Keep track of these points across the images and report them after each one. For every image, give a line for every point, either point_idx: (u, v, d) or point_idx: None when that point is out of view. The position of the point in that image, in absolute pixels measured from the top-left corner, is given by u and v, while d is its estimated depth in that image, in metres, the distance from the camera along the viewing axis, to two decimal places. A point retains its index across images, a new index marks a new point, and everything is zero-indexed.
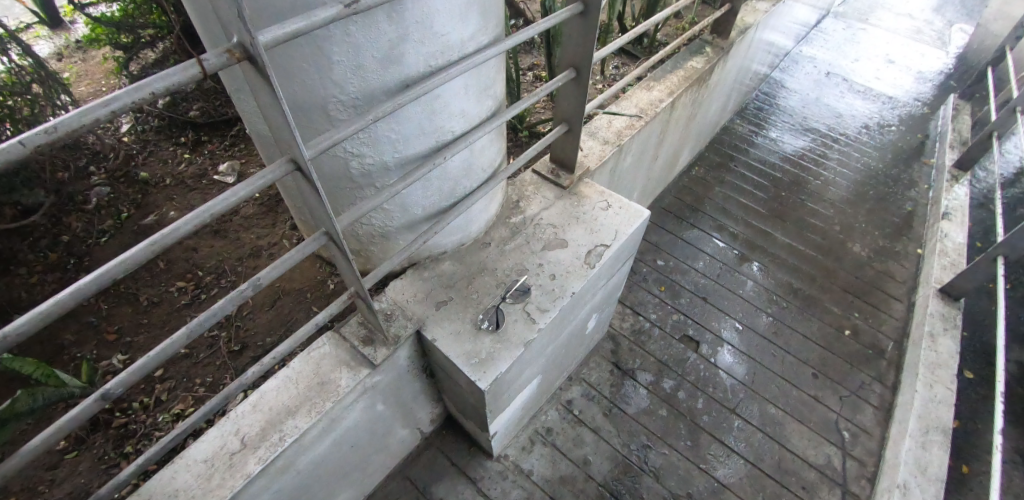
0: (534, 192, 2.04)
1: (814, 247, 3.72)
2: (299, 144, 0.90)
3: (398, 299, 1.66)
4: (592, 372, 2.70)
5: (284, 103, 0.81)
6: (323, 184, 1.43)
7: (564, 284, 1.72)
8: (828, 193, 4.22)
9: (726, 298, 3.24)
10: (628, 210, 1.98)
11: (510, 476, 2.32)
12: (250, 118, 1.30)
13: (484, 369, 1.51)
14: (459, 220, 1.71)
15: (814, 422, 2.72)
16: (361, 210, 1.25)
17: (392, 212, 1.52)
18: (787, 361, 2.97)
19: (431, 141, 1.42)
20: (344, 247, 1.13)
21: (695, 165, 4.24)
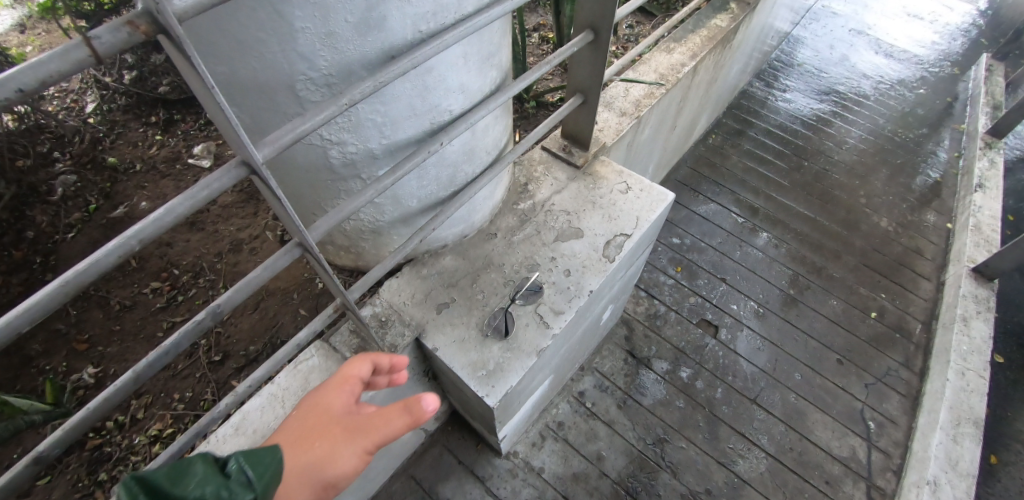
0: (543, 173, 1.83)
1: (838, 221, 3.50)
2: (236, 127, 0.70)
3: (394, 301, 1.48)
4: (605, 361, 2.54)
5: (211, 77, 0.61)
6: (301, 175, 1.24)
7: (579, 281, 1.54)
8: (854, 161, 3.95)
9: (746, 277, 3.05)
10: (649, 194, 1.77)
11: (519, 474, 2.19)
12: None
13: (492, 383, 1.35)
14: (461, 211, 1.50)
15: (838, 411, 2.58)
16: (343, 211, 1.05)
17: (383, 206, 1.32)
18: (810, 345, 2.81)
19: (426, 124, 1.20)
20: (320, 259, 0.95)
21: (712, 133, 3.97)
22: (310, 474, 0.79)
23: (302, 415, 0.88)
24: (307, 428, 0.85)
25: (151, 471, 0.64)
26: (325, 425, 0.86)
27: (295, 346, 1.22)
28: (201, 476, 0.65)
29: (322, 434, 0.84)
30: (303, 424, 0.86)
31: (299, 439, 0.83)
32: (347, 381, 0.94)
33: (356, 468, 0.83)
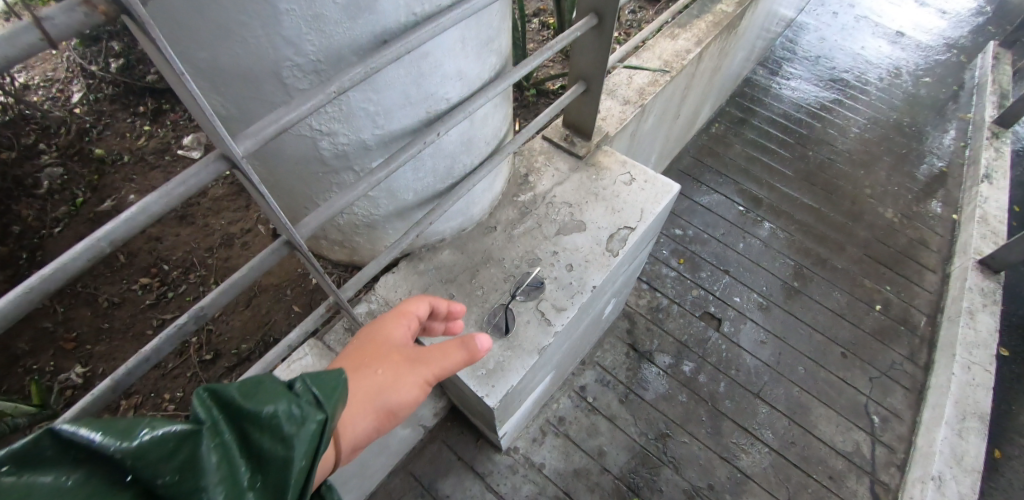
0: (544, 164, 1.77)
1: (843, 212, 3.45)
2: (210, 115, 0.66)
3: (390, 298, 1.44)
4: (607, 355, 2.50)
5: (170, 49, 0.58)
6: (291, 167, 1.19)
7: (582, 277, 1.48)
8: (860, 151, 3.88)
9: (750, 270, 3.00)
10: (654, 185, 1.71)
11: (520, 470, 2.16)
12: None
13: (493, 383, 1.30)
14: (459, 204, 1.44)
15: (842, 405, 2.55)
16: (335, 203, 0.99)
17: (377, 199, 1.27)
18: (814, 338, 2.77)
19: (422, 113, 1.14)
20: (309, 257, 0.90)
21: (715, 122, 3.89)
22: (383, 389, 0.96)
23: (365, 343, 1.04)
24: (371, 354, 1.01)
25: (225, 384, 0.64)
26: (386, 354, 1.01)
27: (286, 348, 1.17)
28: (279, 394, 0.67)
29: (386, 360, 1.00)
30: (367, 351, 1.02)
31: (365, 362, 0.99)
32: (402, 319, 1.10)
33: (414, 391, 1.00)
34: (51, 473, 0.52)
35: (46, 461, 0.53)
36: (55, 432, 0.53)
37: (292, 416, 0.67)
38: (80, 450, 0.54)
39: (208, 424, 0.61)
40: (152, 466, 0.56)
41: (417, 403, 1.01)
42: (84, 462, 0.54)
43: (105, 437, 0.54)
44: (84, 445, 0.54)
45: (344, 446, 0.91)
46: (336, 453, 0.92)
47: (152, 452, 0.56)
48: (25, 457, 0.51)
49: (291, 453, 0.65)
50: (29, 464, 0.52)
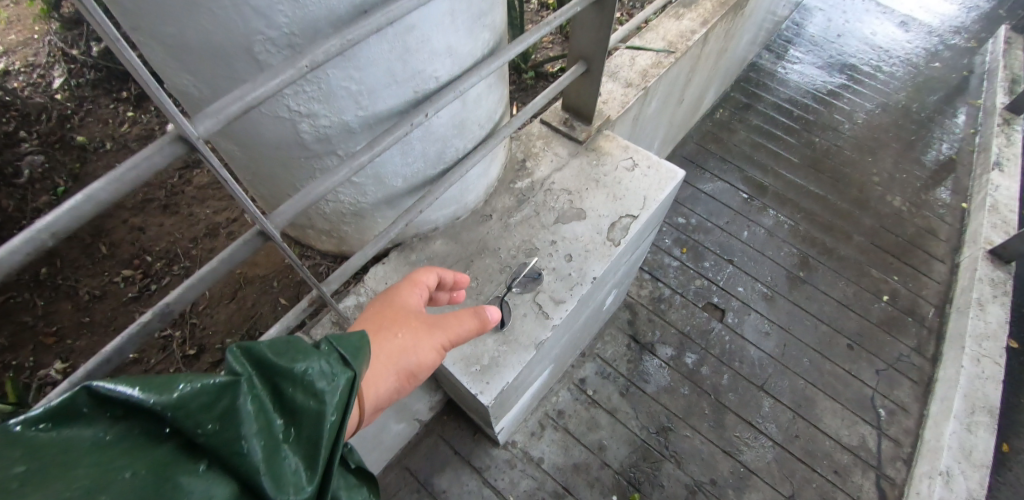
0: (543, 148, 1.69)
1: (850, 201, 3.36)
2: (154, 85, 0.60)
3: (380, 290, 1.38)
4: (607, 346, 2.43)
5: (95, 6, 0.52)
6: (273, 151, 1.13)
7: (582, 267, 1.41)
8: (868, 138, 3.78)
9: (754, 259, 2.92)
10: (657, 171, 1.64)
11: (518, 465, 2.11)
12: (166, 73, 0.97)
13: (487, 379, 1.24)
14: (452, 190, 1.37)
15: (848, 398, 2.50)
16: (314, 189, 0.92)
17: (363, 185, 1.19)
18: (819, 329, 2.71)
19: (408, 93, 1.06)
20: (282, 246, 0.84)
21: (720, 107, 3.79)
22: (404, 354, 1.01)
23: (383, 309, 1.07)
24: (391, 321, 1.05)
25: (255, 344, 0.71)
26: (405, 321, 1.05)
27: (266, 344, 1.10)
28: (302, 356, 0.74)
29: (405, 326, 1.05)
30: (386, 317, 1.05)
31: (385, 328, 1.03)
32: (416, 288, 1.13)
33: (430, 356, 1.06)
34: (106, 427, 0.61)
35: (99, 420, 0.61)
36: (102, 390, 0.60)
37: (314, 374, 0.73)
38: (127, 406, 0.61)
39: (242, 377, 0.67)
40: (191, 413, 0.61)
41: (433, 366, 1.07)
42: (132, 416, 0.62)
43: (146, 390, 0.61)
44: (127, 399, 0.61)
45: (371, 406, 0.96)
46: (361, 411, 0.96)
47: (191, 400, 0.61)
48: (80, 416, 0.60)
49: (316, 406, 0.72)
50: (87, 423, 0.60)
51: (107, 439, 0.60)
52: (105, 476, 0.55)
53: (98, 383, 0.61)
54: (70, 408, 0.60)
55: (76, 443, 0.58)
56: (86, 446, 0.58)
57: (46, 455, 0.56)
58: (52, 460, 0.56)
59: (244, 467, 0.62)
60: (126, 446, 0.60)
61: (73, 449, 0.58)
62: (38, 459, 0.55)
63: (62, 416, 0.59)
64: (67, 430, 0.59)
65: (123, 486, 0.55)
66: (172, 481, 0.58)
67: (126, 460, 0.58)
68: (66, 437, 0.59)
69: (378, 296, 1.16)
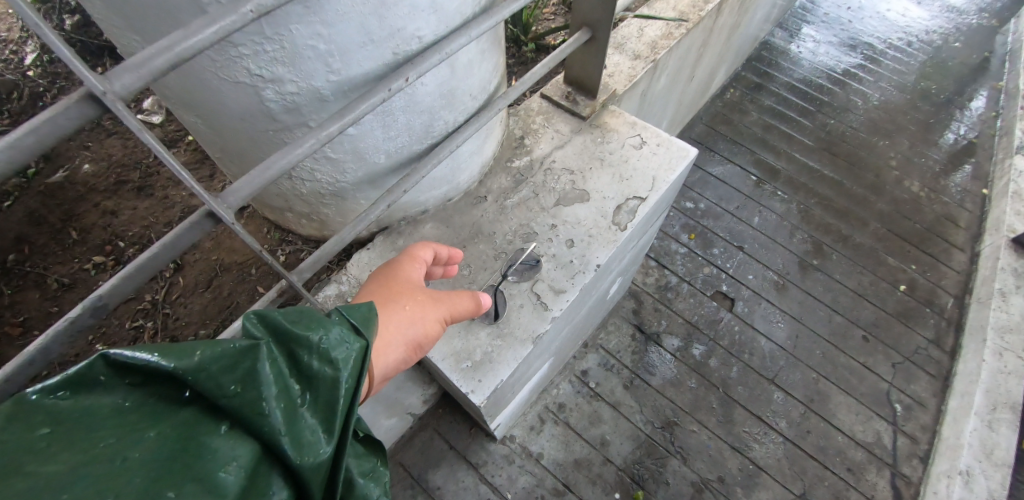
0: (543, 125, 1.56)
1: (866, 186, 3.22)
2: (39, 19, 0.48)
3: (363, 278, 1.26)
4: (611, 337, 2.32)
5: None
6: (238, 123, 1.01)
7: (585, 254, 1.29)
8: (885, 120, 3.61)
9: (765, 246, 2.79)
10: (668, 149, 1.51)
11: (516, 460, 2.01)
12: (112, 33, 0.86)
13: (479, 377, 1.13)
14: (442, 169, 1.24)
15: (863, 393, 2.38)
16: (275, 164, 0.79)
17: (340, 161, 1.07)
18: (833, 320, 2.58)
19: (386, 55, 0.93)
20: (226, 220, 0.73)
21: (731, 87, 3.63)
22: (413, 329, 0.95)
23: (384, 281, 1.00)
24: (393, 292, 0.98)
25: (271, 312, 0.69)
26: (408, 292, 0.99)
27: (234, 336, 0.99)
28: (320, 323, 0.71)
29: (409, 296, 0.98)
30: (387, 288, 0.99)
31: (388, 299, 0.96)
32: (418, 261, 1.06)
33: (434, 329, 1.01)
34: (125, 392, 0.60)
35: (116, 386, 0.60)
36: (118, 358, 0.59)
37: (333, 341, 0.70)
38: (145, 373, 0.60)
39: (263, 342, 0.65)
40: (210, 377, 0.60)
41: (436, 339, 1.03)
42: (151, 382, 0.61)
43: (165, 356, 0.60)
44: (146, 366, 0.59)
45: (378, 381, 0.90)
46: (368, 385, 0.91)
47: (212, 364, 0.60)
48: (96, 382, 0.59)
49: (335, 373, 0.69)
50: (105, 389, 0.59)
51: (128, 404, 0.59)
52: (129, 439, 0.56)
53: (114, 350, 0.59)
54: (86, 376, 0.59)
55: (95, 409, 0.58)
56: (108, 411, 0.58)
57: (67, 421, 0.56)
58: (75, 424, 0.56)
59: (265, 430, 0.61)
60: (147, 410, 0.59)
61: (94, 415, 0.57)
62: (61, 425, 0.55)
63: (79, 383, 0.58)
64: (85, 397, 0.58)
65: (146, 449, 0.55)
66: (195, 442, 0.58)
67: (147, 425, 0.57)
68: (85, 403, 0.58)
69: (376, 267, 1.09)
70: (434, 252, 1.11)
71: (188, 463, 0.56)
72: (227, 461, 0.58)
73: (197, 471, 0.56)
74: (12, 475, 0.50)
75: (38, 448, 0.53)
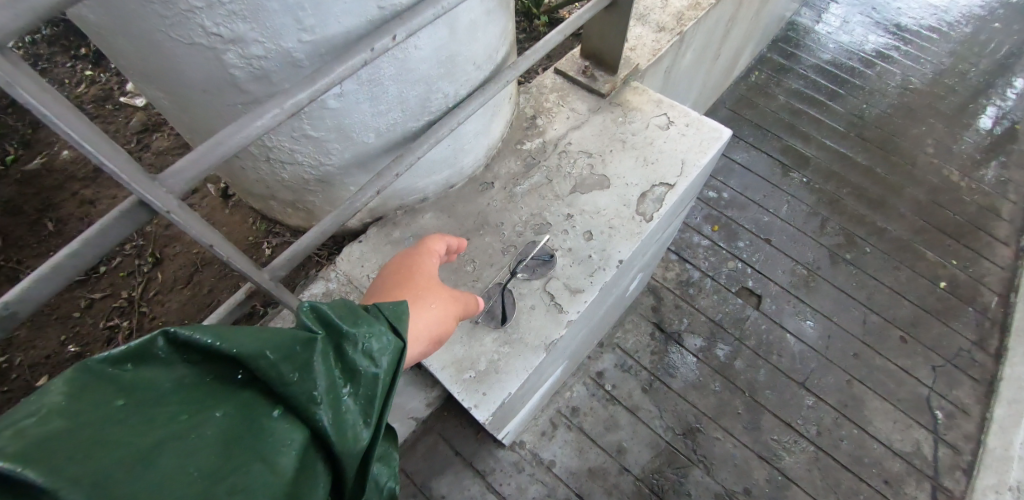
0: (557, 103, 1.39)
1: (902, 175, 3.00)
2: None
3: (354, 275, 1.12)
4: (629, 336, 2.16)
5: None
6: (202, 97, 0.87)
7: (605, 247, 1.13)
8: (922, 105, 3.37)
9: (794, 239, 2.60)
10: (698, 130, 1.34)
11: (526, 468, 1.86)
12: None
13: (483, 390, 0.98)
14: (441, 150, 1.09)
15: (901, 399, 2.20)
16: (225, 141, 0.63)
17: (323, 139, 0.93)
18: (868, 320, 2.40)
19: (370, 9, 0.77)
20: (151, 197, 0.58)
21: (756, 69, 3.42)
22: (435, 332, 0.87)
23: (397, 276, 0.92)
24: (408, 285, 0.90)
25: (322, 305, 0.65)
26: (424, 284, 0.91)
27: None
28: (364, 319, 0.68)
29: (429, 293, 0.89)
30: (401, 282, 0.91)
31: (403, 293, 0.88)
32: (433, 255, 0.98)
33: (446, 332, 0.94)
34: (184, 368, 0.55)
35: (174, 361, 0.55)
36: (180, 336, 0.54)
37: (377, 338, 0.67)
38: (205, 352, 0.56)
39: (319, 334, 0.62)
40: (273, 363, 0.56)
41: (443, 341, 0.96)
42: (210, 361, 0.56)
43: (229, 337, 0.56)
44: (209, 347, 0.55)
45: None
46: None
47: (274, 352, 0.56)
48: (150, 355, 0.53)
49: (377, 370, 0.66)
50: (164, 364, 0.54)
51: (187, 382, 0.54)
52: (197, 419, 0.51)
53: (177, 326, 0.55)
54: (144, 348, 0.53)
55: (157, 383, 0.52)
56: (169, 388, 0.53)
57: (134, 393, 0.50)
58: (140, 398, 0.50)
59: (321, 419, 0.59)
60: (210, 390, 0.54)
61: (157, 390, 0.52)
62: (127, 398, 0.50)
63: (136, 355, 0.53)
64: (144, 369, 0.53)
65: (216, 431, 0.51)
66: (259, 426, 0.54)
67: (211, 405, 0.53)
68: (145, 376, 0.52)
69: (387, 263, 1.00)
70: (449, 244, 1.03)
71: (255, 448, 0.52)
72: (283, 447, 0.54)
73: (265, 458, 0.52)
74: (93, 450, 0.44)
75: (112, 420, 0.47)
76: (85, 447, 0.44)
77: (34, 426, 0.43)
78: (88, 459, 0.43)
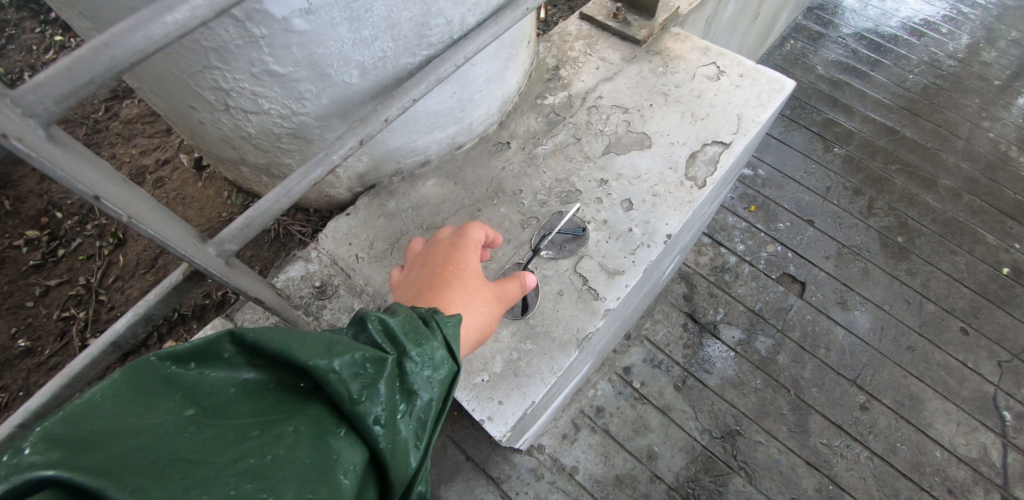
0: (584, 52, 1.17)
1: (955, 150, 2.72)
2: None
3: (340, 255, 0.92)
4: (658, 327, 1.94)
5: None
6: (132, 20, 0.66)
7: (649, 219, 0.92)
8: (974, 75, 3.06)
9: (839, 220, 2.35)
10: (754, 81, 1.10)
11: (546, 476, 1.61)
12: None
13: (500, 398, 0.78)
14: (442, 98, 0.88)
15: (964, 398, 1.96)
16: (113, 41, 0.42)
17: (294, 76, 0.73)
18: (925, 309, 2.15)
19: None
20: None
21: (789, 39, 3.16)
22: None
23: (434, 268, 0.73)
24: (448, 281, 0.70)
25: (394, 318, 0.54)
26: (468, 281, 0.71)
27: (115, 347, 0.61)
28: (428, 336, 0.55)
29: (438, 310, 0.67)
30: (433, 279, 0.71)
31: (441, 292, 0.69)
32: (468, 247, 0.75)
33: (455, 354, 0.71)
34: (250, 373, 0.48)
35: (238, 364, 0.48)
36: (247, 337, 0.47)
37: (441, 362, 0.55)
38: (270, 358, 0.48)
39: (388, 353, 0.51)
40: (342, 380, 0.46)
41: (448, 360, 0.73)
42: (275, 366, 0.48)
43: (295, 343, 0.47)
44: (274, 354, 0.47)
45: None
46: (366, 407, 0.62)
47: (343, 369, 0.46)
48: (215, 356, 0.47)
49: (435, 400, 0.54)
50: (228, 367, 0.48)
51: (254, 389, 0.48)
52: (266, 434, 0.43)
53: (244, 327, 0.48)
54: (208, 347, 0.47)
55: (219, 388, 0.46)
56: (235, 396, 0.46)
57: (200, 402, 0.44)
58: (207, 403, 0.44)
59: (385, 447, 0.47)
60: (276, 399, 0.47)
61: (223, 398, 0.45)
62: (194, 407, 0.43)
63: (203, 355, 0.47)
64: (210, 372, 0.46)
65: (285, 449, 0.42)
66: (324, 450, 0.43)
67: (279, 417, 0.45)
68: (211, 381, 0.46)
69: (416, 248, 0.80)
70: (493, 236, 0.82)
71: (322, 470, 0.42)
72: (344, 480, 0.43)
73: (333, 482, 0.42)
74: (164, 466, 0.37)
75: (180, 432, 0.41)
76: (154, 463, 0.37)
77: (106, 435, 0.38)
78: (158, 478, 0.36)
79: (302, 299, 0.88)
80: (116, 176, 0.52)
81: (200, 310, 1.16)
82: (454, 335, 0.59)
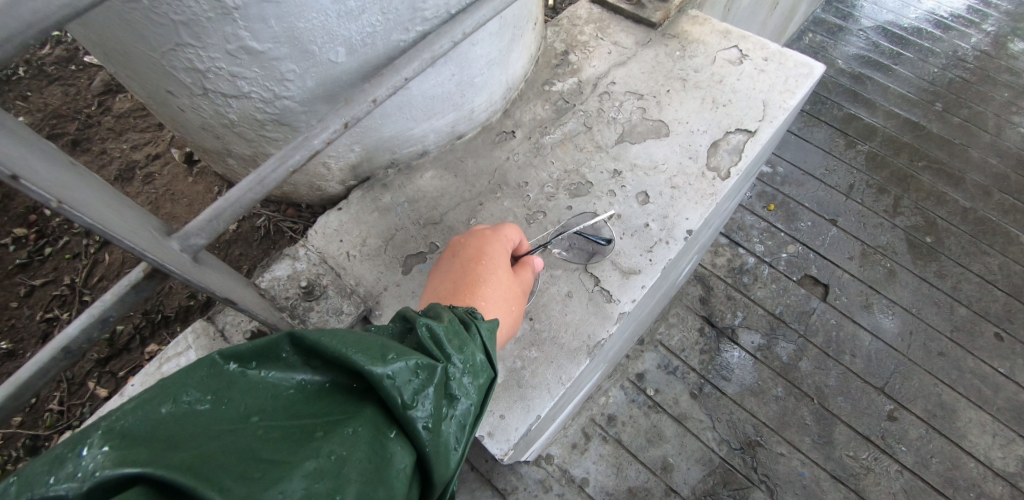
0: (596, 36, 1.08)
1: (984, 146, 2.58)
2: None
3: (330, 252, 0.85)
4: (674, 331, 1.84)
5: None
6: None
7: (667, 213, 0.84)
8: (1001, 68, 2.93)
9: (863, 219, 2.24)
10: (780, 65, 1.01)
11: (554, 488, 1.52)
12: None
13: (502, 412, 0.70)
14: (437, 82, 0.81)
15: (1001, 407, 1.84)
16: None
17: (273, 53, 0.66)
18: (956, 313, 2.03)
19: None
20: None
21: (807, 33, 3.06)
22: None
23: (465, 265, 0.68)
24: (480, 279, 0.66)
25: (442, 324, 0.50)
26: (500, 285, 0.67)
27: (68, 352, 0.53)
28: (469, 340, 0.52)
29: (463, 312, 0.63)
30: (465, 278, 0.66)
31: (474, 291, 0.64)
32: (502, 249, 0.70)
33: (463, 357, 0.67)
34: (308, 374, 0.44)
35: (297, 366, 0.44)
36: (304, 338, 0.43)
37: (480, 368, 0.52)
38: (327, 361, 0.43)
39: (439, 360, 0.47)
40: (398, 384, 0.42)
41: None
42: (331, 369, 0.44)
43: (350, 346, 0.42)
44: (331, 355, 0.43)
45: None
46: None
47: (399, 374, 0.42)
48: (274, 357, 0.43)
49: (476, 406, 0.50)
50: (286, 368, 0.44)
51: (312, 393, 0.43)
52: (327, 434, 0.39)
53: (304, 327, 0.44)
54: (268, 348, 0.43)
55: (279, 390, 0.42)
56: (294, 398, 0.42)
57: (262, 404, 0.41)
58: (265, 406, 0.41)
59: (432, 451, 0.44)
60: (333, 400, 0.42)
61: (284, 398, 0.42)
62: (260, 410, 0.40)
63: (264, 354, 0.43)
64: (270, 373, 0.43)
65: (346, 450, 0.38)
66: (382, 453, 0.40)
67: (338, 419, 0.40)
68: (270, 382, 0.42)
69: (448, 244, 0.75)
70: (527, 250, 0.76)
71: (379, 473, 0.39)
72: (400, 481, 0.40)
73: (389, 485, 0.39)
74: (237, 467, 0.34)
75: (248, 436, 0.37)
76: (230, 465, 0.34)
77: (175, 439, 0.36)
78: (242, 479, 0.33)
79: (288, 301, 0.79)
80: (49, 153, 0.44)
81: (185, 311, 1.11)
82: (490, 339, 0.55)
